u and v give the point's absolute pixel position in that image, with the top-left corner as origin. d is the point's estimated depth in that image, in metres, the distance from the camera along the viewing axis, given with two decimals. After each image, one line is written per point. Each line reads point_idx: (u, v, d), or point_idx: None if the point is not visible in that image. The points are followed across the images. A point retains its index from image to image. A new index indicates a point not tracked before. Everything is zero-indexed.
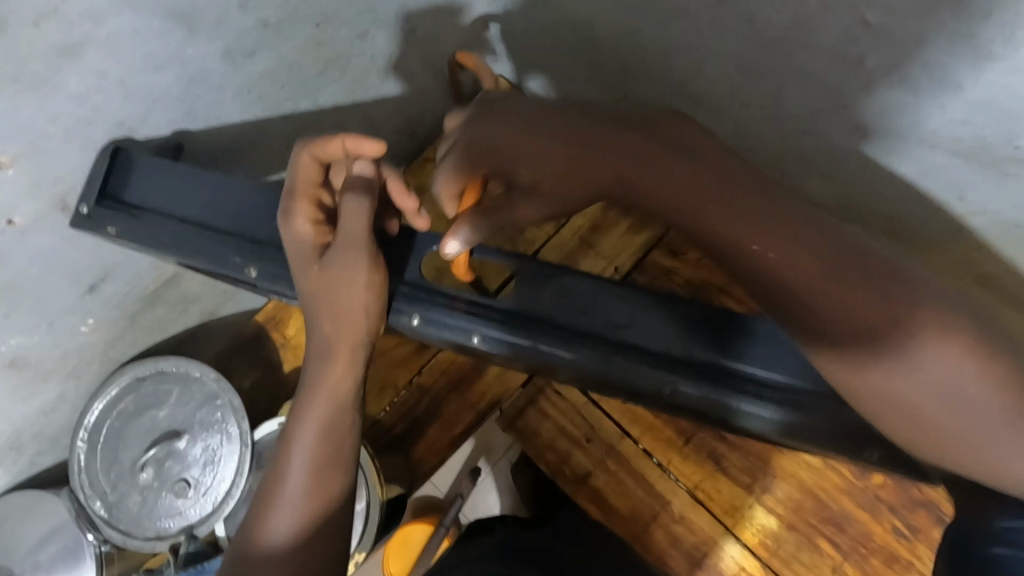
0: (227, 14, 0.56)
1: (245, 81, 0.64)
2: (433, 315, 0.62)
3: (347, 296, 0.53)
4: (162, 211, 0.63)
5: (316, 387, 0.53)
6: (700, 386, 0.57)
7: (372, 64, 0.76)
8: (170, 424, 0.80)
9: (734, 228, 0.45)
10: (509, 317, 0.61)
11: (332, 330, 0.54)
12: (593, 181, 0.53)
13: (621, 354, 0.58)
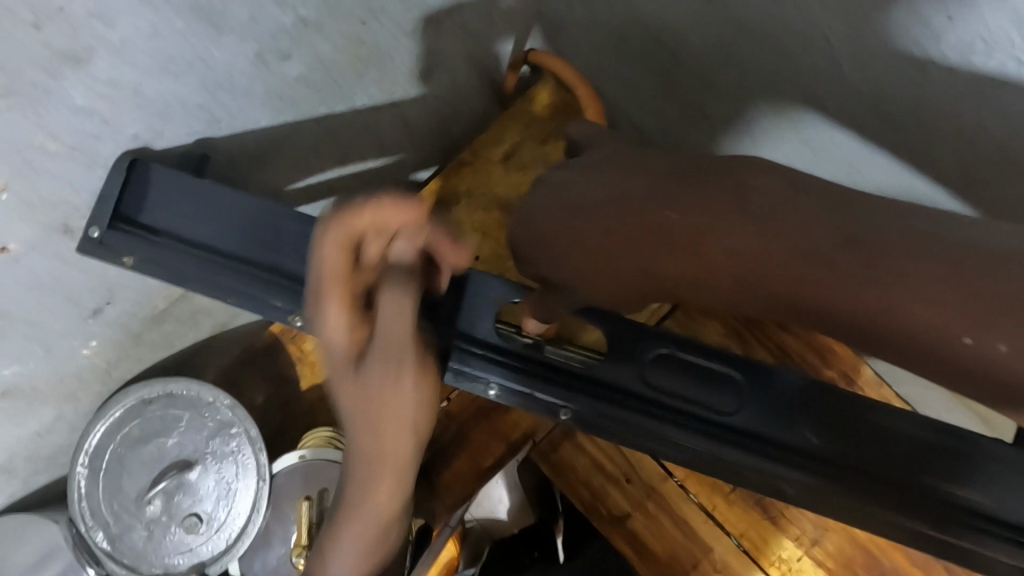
0: (260, 10, 0.47)
1: (276, 84, 0.55)
2: (504, 380, 0.56)
3: (388, 416, 0.43)
4: (179, 235, 0.55)
5: (354, 530, 0.47)
6: (819, 478, 0.51)
7: (415, 63, 0.67)
8: (179, 453, 0.74)
9: (779, 264, 0.36)
10: (600, 393, 0.54)
11: (370, 464, 0.45)
12: (606, 222, 0.42)
13: (727, 441, 0.52)
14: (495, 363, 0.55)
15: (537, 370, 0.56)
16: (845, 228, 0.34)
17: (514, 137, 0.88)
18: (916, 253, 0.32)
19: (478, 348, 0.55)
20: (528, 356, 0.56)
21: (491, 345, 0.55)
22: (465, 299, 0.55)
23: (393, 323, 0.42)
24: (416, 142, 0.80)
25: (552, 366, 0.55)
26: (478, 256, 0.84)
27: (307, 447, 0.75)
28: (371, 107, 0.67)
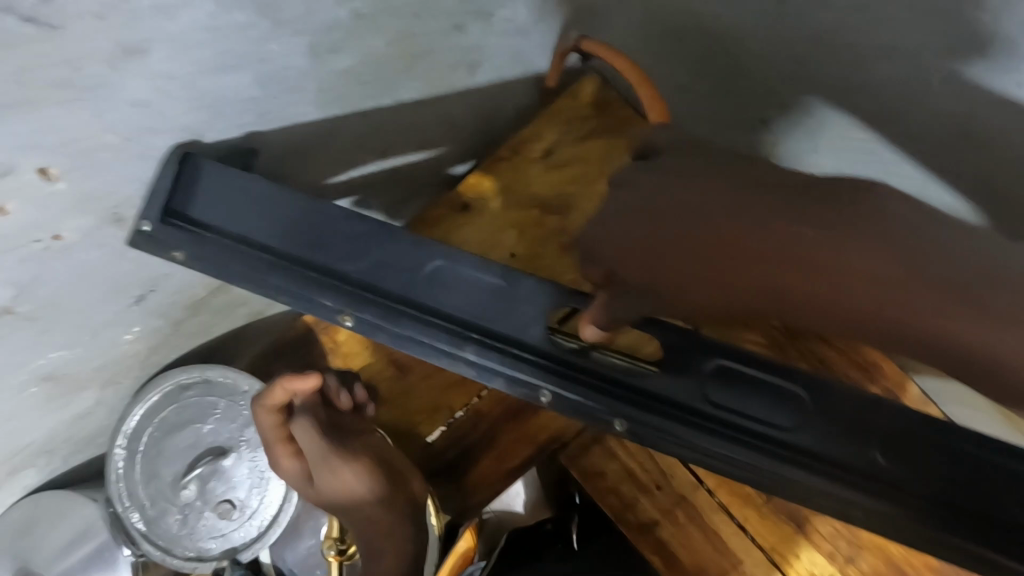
0: (315, 4, 0.47)
1: (327, 79, 0.54)
2: (559, 389, 0.53)
3: (341, 500, 0.66)
4: (231, 233, 0.53)
5: (360, 521, 0.67)
6: (890, 505, 0.49)
7: (463, 58, 0.66)
8: (214, 440, 0.74)
9: (803, 287, 0.35)
10: (659, 403, 0.52)
11: (330, 483, 0.66)
12: (631, 238, 0.42)
13: (794, 463, 0.50)
14: (546, 370, 0.53)
15: (589, 380, 0.53)
16: (1006, 280, 0.31)
17: (555, 134, 0.86)
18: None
19: (528, 354, 0.53)
20: (581, 364, 0.52)
21: (542, 352, 0.52)
22: (514, 303, 0.53)
23: (308, 444, 0.65)
24: (458, 136, 0.79)
25: (606, 375, 0.52)
26: (513, 253, 0.83)
27: None
28: (416, 102, 0.66)
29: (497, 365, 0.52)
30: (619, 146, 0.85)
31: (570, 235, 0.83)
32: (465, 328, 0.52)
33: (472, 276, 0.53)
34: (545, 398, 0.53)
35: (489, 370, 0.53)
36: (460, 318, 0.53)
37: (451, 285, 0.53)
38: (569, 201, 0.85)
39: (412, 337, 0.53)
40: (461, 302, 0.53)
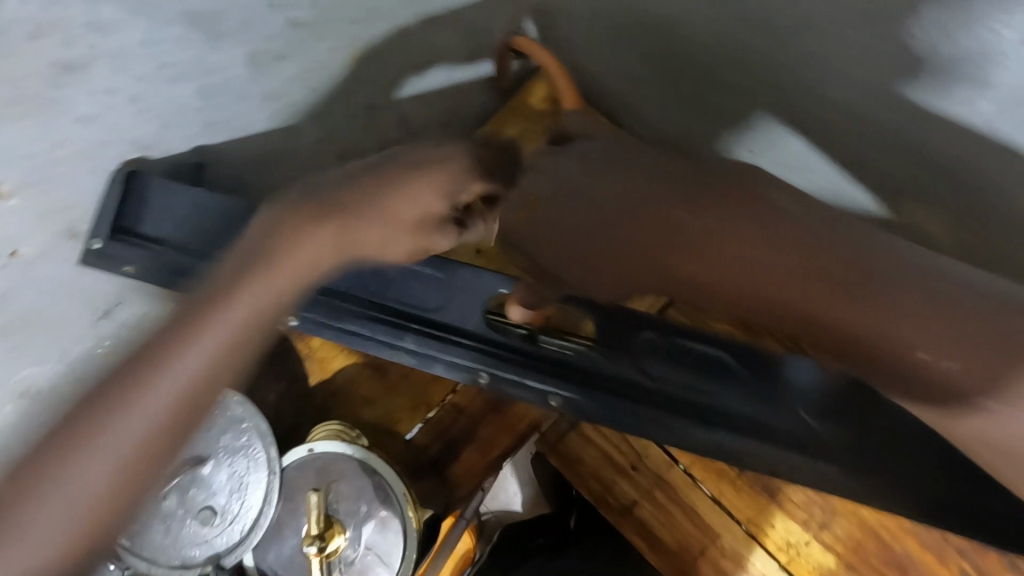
0: (254, 16, 0.48)
1: (275, 86, 0.56)
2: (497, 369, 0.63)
3: (191, 361, 0.44)
4: (178, 241, 0.66)
5: (76, 475, 0.42)
6: (802, 454, 0.57)
7: (413, 61, 0.68)
8: (193, 448, 0.75)
9: (736, 275, 0.46)
10: (585, 377, 0.62)
11: (195, 322, 0.45)
12: (584, 233, 0.54)
13: (710, 423, 0.59)
14: (489, 360, 0.63)
15: (527, 365, 0.62)
16: (853, 264, 0.43)
17: (516, 130, 0.88)
18: (891, 292, 0.41)
19: (474, 345, 0.63)
20: (518, 351, 0.63)
21: (488, 343, 0.63)
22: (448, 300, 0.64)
23: (217, 369, 0.45)
24: (418, 138, 0.82)
25: (543, 359, 0.62)
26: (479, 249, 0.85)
27: (316, 440, 0.76)
28: (370, 105, 0.68)
29: (445, 359, 0.64)
30: None
31: None
32: (415, 326, 0.64)
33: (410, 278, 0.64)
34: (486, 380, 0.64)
35: (433, 357, 0.64)
36: (411, 313, 0.64)
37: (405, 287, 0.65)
38: None
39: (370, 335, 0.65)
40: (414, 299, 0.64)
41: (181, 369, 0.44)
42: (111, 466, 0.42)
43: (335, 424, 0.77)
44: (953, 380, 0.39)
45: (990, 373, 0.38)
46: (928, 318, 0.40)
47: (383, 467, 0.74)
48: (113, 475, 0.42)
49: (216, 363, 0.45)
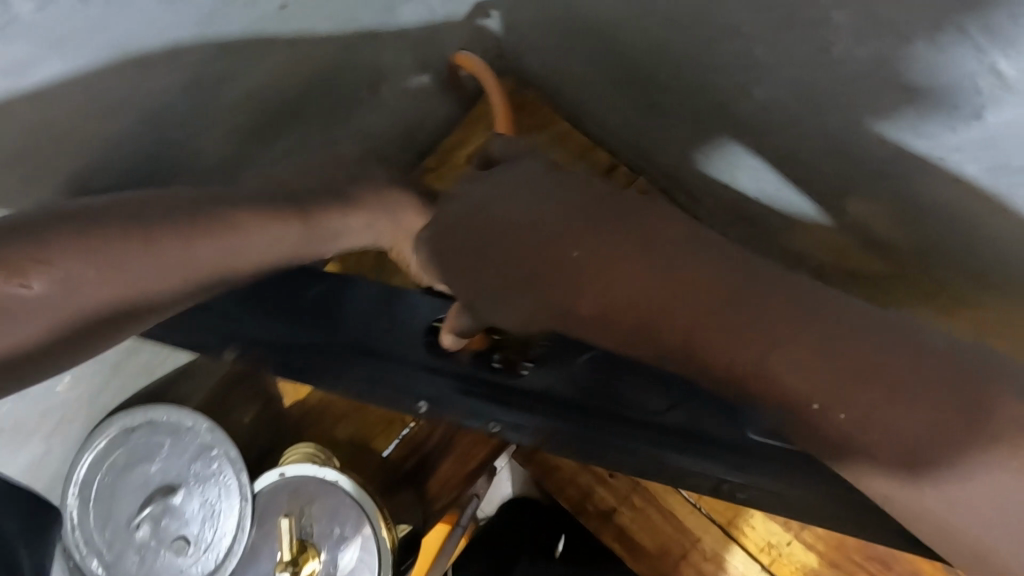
0: (183, 46, 0.48)
1: (215, 111, 0.56)
2: (434, 394, 0.56)
3: (233, 256, 0.47)
4: None
5: (87, 267, 0.41)
6: (774, 481, 0.51)
7: (362, 77, 0.67)
8: (164, 478, 0.75)
9: (689, 326, 0.38)
10: (533, 400, 0.55)
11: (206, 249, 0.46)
12: (520, 257, 0.44)
13: (669, 447, 0.52)
14: (427, 384, 0.56)
15: (468, 385, 0.56)
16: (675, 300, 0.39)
17: (481, 138, 0.87)
18: (778, 346, 0.36)
19: (408, 366, 0.57)
20: (458, 371, 0.57)
21: (424, 364, 0.57)
22: (390, 317, 0.59)
23: (225, 258, 0.47)
24: (379, 151, 0.81)
25: (484, 378, 0.56)
26: None
27: (287, 464, 0.76)
28: (321, 122, 0.68)
29: (376, 387, 0.57)
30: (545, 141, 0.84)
31: None
32: (346, 351, 0.58)
33: (352, 296, 0.61)
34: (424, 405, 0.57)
35: (359, 379, 0.57)
36: (347, 335, 0.59)
37: (346, 308, 0.60)
38: None
39: (308, 364, 0.59)
40: (354, 319, 0.59)
41: (239, 253, 0.47)
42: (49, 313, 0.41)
43: (308, 447, 0.77)
44: (865, 443, 0.34)
45: (899, 433, 0.34)
46: (937, 389, 0.33)
47: (355, 488, 0.74)
48: (53, 295, 0.40)
49: (209, 271, 0.46)
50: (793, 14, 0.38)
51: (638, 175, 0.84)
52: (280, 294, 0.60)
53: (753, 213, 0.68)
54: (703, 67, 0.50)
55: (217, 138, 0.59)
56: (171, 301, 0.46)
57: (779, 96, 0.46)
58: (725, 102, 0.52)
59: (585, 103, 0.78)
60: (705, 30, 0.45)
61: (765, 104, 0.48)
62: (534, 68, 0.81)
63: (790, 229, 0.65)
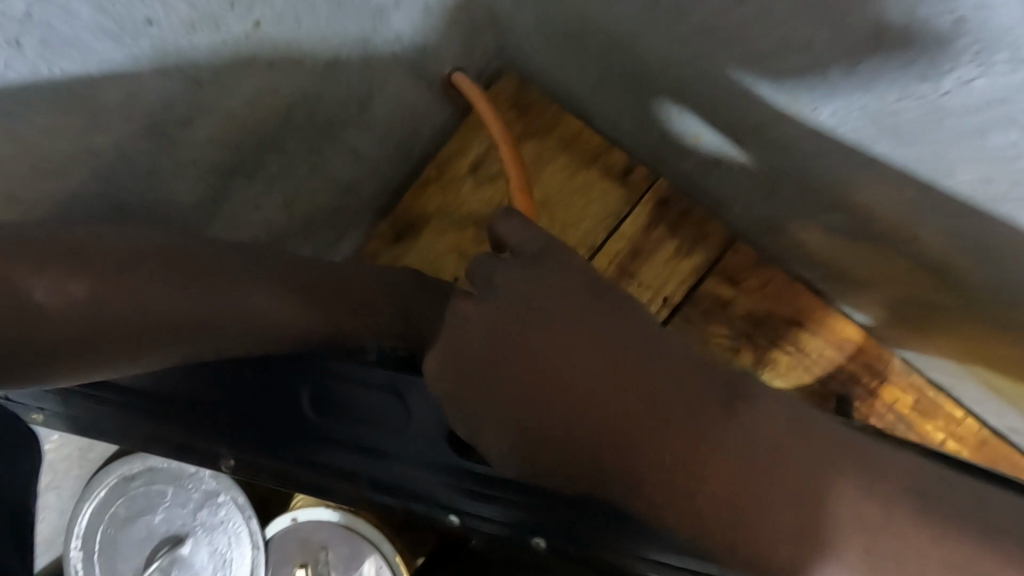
0: (139, 81, 0.42)
1: (186, 152, 0.50)
2: (464, 504, 0.51)
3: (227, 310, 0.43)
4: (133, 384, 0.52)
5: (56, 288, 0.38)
6: None
7: (350, 95, 0.60)
8: (169, 528, 0.71)
9: (644, 416, 0.38)
10: (577, 513, 0.49)
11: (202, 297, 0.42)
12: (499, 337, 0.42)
13: None
14: (436, 487, 0.51)
15: (470, 486, 0.50)
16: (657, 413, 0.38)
17: (480, 146, 0.80)
18: (745, 459, 0.37)
19: (427, 473, 0.51)
20: (450, 467, 0.51)
21: (428, 466, 0.51)
22: (404, 413, 0.51)
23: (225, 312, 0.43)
24: (372, 169, 0.74)
25: (482, 477, 0.50)
26: (455, 278, 0.78)
27: (299, 507, 0.72)
28: (309, 146, 0.61)
29: (400, 501, 0.52)
30: (551, 145, 0.77)
31: None
32: (358, 458, 0.52)
33: (353, 391, 0.52)
34: (458, 519, 0.51)
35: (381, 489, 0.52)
36: (360, 439, 0.52)
37: (352, 406, 0.52)
38: None
39: (326, 479, 0.53)
40: (362, 422, 0.52)
41: (241, 305, 0.44)
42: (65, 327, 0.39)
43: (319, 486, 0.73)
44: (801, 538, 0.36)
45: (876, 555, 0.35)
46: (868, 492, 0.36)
47: (374, 531, 0.69)
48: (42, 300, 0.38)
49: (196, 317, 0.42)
50: (877, 38, 0.29)
51: (657, 175, 0.76)
52: (267, 397, 0.52)
53: (789, 228, 0.61)
54: (740, 89, 0.43)
55: (191, 179, 0.53)
56: (157, 357, 0.43)
57: (835, 132, 0.39)
58: (766, 123, 0.44)
59: (597, 105, 0.70)
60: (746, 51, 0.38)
61: (813, 138, 0.41)
62: (538, 65, 0.73)
63: (835, 250, 0.58)
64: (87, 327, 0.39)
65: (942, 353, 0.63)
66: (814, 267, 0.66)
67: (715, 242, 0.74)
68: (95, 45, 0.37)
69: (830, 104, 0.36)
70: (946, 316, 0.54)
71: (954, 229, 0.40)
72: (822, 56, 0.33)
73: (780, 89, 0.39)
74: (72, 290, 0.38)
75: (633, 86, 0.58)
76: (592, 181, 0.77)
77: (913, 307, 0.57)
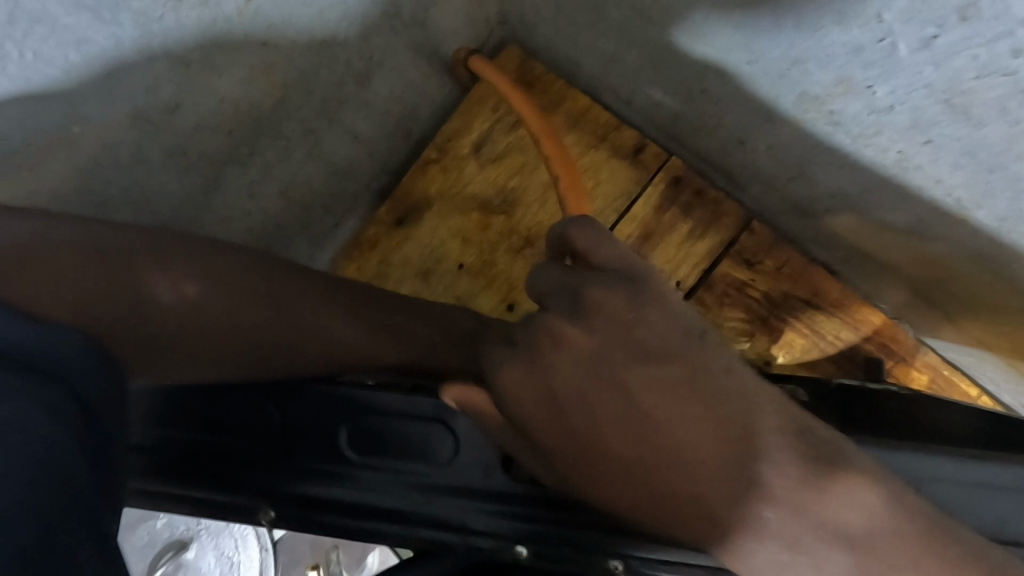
0: (120, 62, 0.37)
1: (174, 139, 0.46)
2: (504, 528, 0.42)
3: (281, 314, 0.44)
4: (197, 415, 0.44)
5: (174, 289, 0.41)
6: None
7: (348, 72, 0.55)
8: (171, 534, 0.68)
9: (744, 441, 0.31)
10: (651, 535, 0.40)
11: (263, 308, 0.43)
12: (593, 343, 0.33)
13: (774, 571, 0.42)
14: (473, 514, 0.42)
15: (519, 512, 0.42)
16: (769, 485, 0.30)
17: (484, 125, 0.75)
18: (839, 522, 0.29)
19: (478, 501, 0.42)
20: (495, 492, 0.42)
21: (480, 496, 0.42)
22: (455, 445, 0.42)
23: (283, 319, 0.44)
24: (370, 152, 0.70)
25: (530, 500, 0.42)
26: (460, 264, 0.74)
27: None
28: (306, 130, 0.57)
29: (430, 536, 0.43)
30: (560, 123, 0.73)
31: (522, 234, 0.74)
32: (397, 496, 0.43)
33: (393, 420, 0.43)
34: (525, 550, 0.42)
35: (403, 517, 0.43)
36: (401, 477, 0.43)
37: (392, 435, 0.43)
38: (513, 195, 0.75)
39: (359, 522, 0.43)
40: (403, 455, 0.43)
41: (300, 315, 0.44)
42: (163, 324, 0.40)
43: None
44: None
45: None
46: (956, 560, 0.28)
47: None
48: (176, 296, 0.41)
49: (257, 324, 0.43)
50: (968, 6, 0.26)
51: (670, 154, 0.73)
52: (296, 425, 0.44)
53: (814, 210, 0.58)
54: (780, 65, 0.39)
55: (178, 169, 0.49)
56: (228, 366, 0.43)
57: (890, 113, 0.36)
58: (810, 98, 0.40)
59: (608, 80, 0.66)
60: (796, 21, 0.34)
61: (862, 117, 0.38)
62: (544, 37, 0.68)
63: (863, 233, 0.55)
64: (185, 323, 0.41)
65: (968, 335, 0.61)
66: (840, 250, 0.64)
67: (730, 223, 0.71)
68: (67, 19, 0.33)
69: (889, 81, 0.33)
70: (980, 297, 0.52)
71: (1007, 213, 0.37)
72: (892, 27, 0.30)
73: (829, 66, 0.36)
74: (185, 289, 0.41)
75: (651, 60, 0.54)
76: (602, 160, 0.73)
77: (945, 290, 0.55)
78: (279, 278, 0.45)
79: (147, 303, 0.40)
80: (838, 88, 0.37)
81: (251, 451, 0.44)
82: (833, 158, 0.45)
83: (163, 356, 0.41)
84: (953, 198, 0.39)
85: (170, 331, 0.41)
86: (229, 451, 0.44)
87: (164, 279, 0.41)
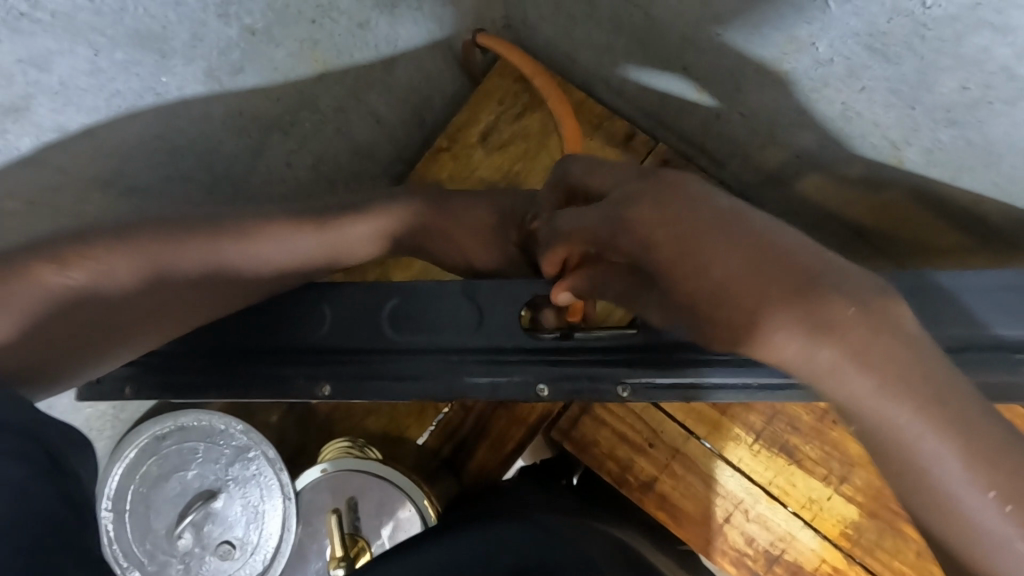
0: (203, 27, 0.45)
1: (234, 101, 0.53)
2: (531, 380, 0.48)
3: (276, 252, 0.49)
4: (234, 329, 0.51)
5: (139, 270, 0.45)
6: None
7: (376, 57, 0.63)
8: (202, 484, 0.72)
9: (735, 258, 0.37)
10: (651, 354, 0.48)
11: (245, 254, 0.48)
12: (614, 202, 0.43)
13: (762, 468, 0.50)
14: (499, 373, 0.49)
15: (542, 362, 0.48)
16: (783, 304, 0.35)
17: (489, 115, 0.83)
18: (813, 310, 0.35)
19: (504, 363, 0.49)
20: (518, 352, 0.49)
21: (506, 359, 0.49)
22: (479, 315, 0.49)
23: (282, 256, 0.49)
24: (390, 135, 0.78)
25: (547, 353, 0.49)
26: None
27: (327, 461, 0.76)
28: (339, 106, 0.65)
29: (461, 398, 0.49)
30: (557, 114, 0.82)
31: None
32: (428, 365, 0.49)
33: (422, 309, 0.50)
34: (547, 390, 0.48)
35: (435, 385, 0.49)
36: (434, 352, 0.49)
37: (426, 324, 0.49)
38: (516, 177, 0.82)
39: (398, 393, 0.49)
40: (433, 341, 0.49)
41: (290, 250, 0.49)
42: (136, 297, 0.45)
43: (345, 442, 0.77)
44: (828, 358, 0.34)
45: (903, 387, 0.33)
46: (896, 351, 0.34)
47: (400, 478, 0.73)
48: (130, 275, 0.45)
49: (247, 264, 0.48)
50: None
51: (657, 140, 0.79)
52: (338, 323, 0.50)
53: (783, 177, 0.66)
54: (744, 33, 0.48)
55: (233, 132, 0.57)
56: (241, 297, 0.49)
57: (831, 65, 0.44)
58: (769, 62, 0.49)
59: (601, 73, 0.75)
60: None
61: (811, 74, 0.46)
62: (543, 36, 0.76)
63: (829, 195, 0.62)
64: (158, 289, 0.46)
65: None
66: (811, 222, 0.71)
67: None
68: None
69: (827, 35, 0.42)
70: (931, 239, 0.59)
71: (932, 145, 0.45)
72: None
73: (781, 27, 0.44)
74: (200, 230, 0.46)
75: (639, 49, 0.63)
76: (596, 146, 0.80)
77: (901, 242, 0.62)
78: (249, 226, 0.49)
79: (81, 296, 0.43)
80: (788, 47, 0.45)
81: (298, 347, 0.50)
82: (794, 118, 0.53)
83: (116, 336, 0.45)
84: (890, 138, 0.48)
85: (154, 298, 0.46)
86: (282, 351, 0.50)
87: (81, 272, 0.43)
